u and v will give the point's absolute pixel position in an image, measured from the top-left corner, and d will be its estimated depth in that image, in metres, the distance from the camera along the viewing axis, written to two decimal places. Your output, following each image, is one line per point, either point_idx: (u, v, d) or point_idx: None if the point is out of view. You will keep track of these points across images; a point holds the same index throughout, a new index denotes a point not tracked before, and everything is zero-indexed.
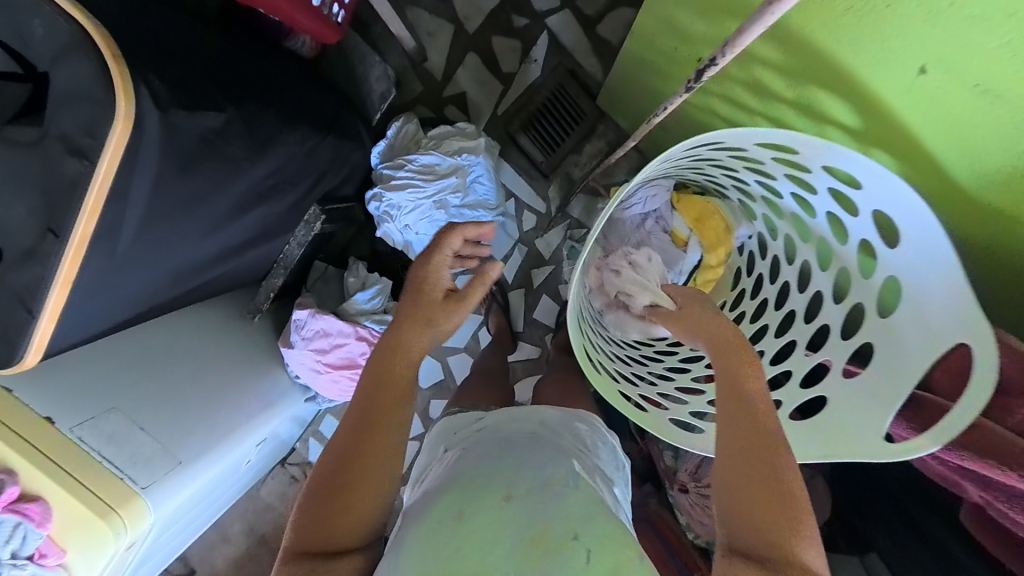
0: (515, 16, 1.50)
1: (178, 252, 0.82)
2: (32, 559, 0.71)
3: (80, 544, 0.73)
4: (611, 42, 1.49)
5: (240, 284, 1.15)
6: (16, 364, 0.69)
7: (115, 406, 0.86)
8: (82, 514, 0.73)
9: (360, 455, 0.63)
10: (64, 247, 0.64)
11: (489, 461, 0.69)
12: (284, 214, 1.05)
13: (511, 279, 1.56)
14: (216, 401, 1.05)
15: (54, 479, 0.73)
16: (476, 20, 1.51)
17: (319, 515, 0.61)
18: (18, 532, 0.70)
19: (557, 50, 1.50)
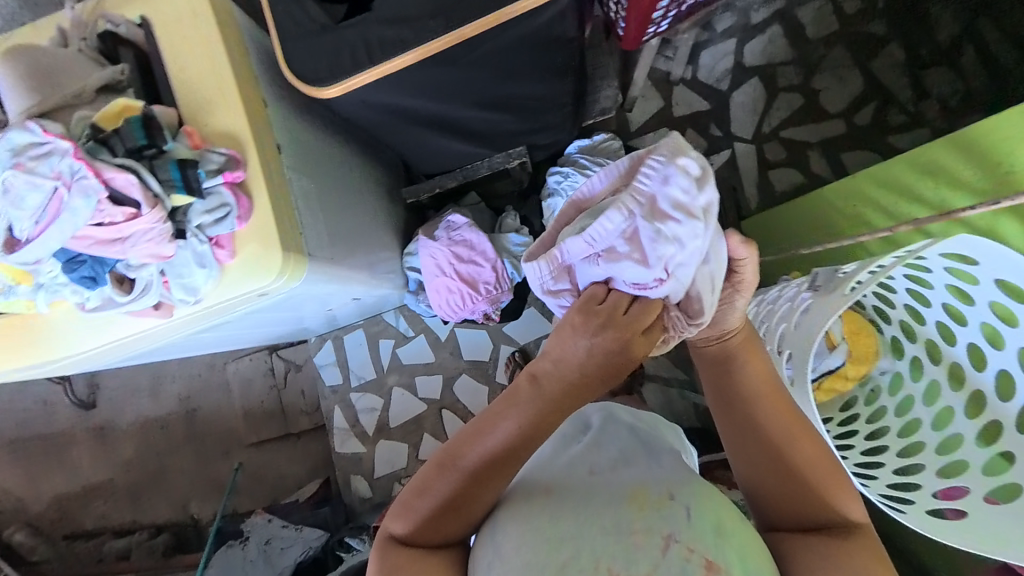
0: (714, 125, 1.69)
1: (455, 96, 0.93)
2: (208, 243, 0.70)
3: (252, 258, 0.73)
4: (776, 187, 1.65)
5: (423, 166, 1.23)
6: (320, 87, 0.79)
7: (313, 175, 0.90)
8: (270, 234, 0.74)
9: (471, 467, 0.61)
10: (440, 33, 0.76)
11: (572, 449, 0.74)
12: (507, 134, 1.18)
13: None
14: (358, 225, 1.09)
15: (270, 193, 0.74)
16: (684, 109, 1.70)
17: (430, 507, 0.62)
18: (221, 213, 0.70)
19: (732, 167, 1.68)
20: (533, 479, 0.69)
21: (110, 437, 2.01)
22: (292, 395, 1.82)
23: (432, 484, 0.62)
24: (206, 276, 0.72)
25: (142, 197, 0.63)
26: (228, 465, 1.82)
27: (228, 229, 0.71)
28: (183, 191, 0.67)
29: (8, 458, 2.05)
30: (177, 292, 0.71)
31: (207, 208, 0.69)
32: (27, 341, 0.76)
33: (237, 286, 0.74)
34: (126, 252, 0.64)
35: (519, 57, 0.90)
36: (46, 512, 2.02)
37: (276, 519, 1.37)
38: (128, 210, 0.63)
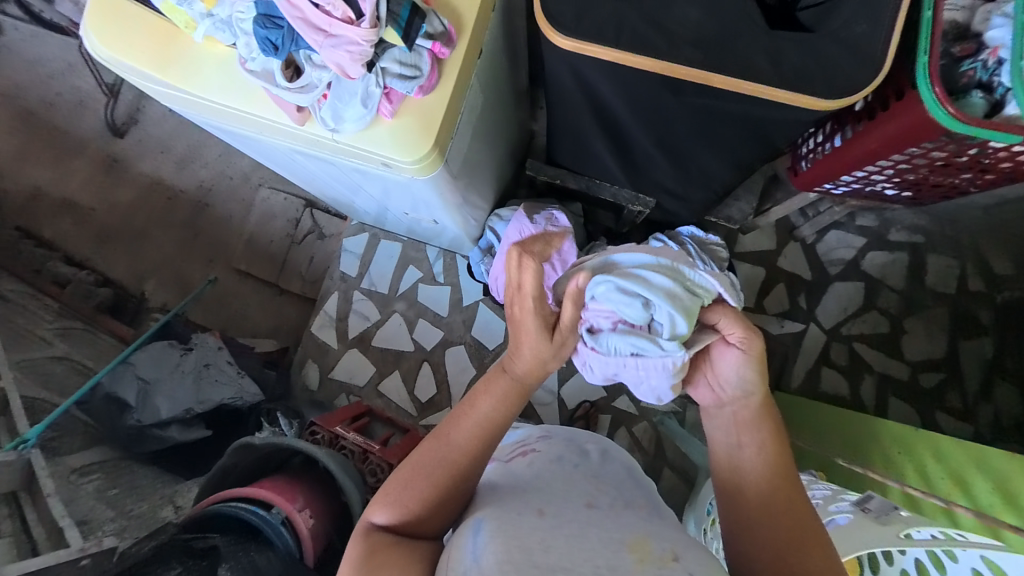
0: (802, 295, 1.33)
1: (659, 132, 0.77)
2: (380, 89, 0.57)
3: (404, 134, 0.60)
4: (834, 391, 1.30)
5: (552, 151, 1.02)
6: (551, 27, 0.63)
7: (478, 97, 0.76)
8: (434, 124, 0.60)
9: (457, 446, 0.59)
10: (693, 63, 0.60)
11: (571, 473, 0.66)
12: (652, 181, 0.94)
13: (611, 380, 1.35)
14: (485, 166, 1.00)
15: (452, 92, 0.61)
16: (789, 261, 1.34)
17: (408, 498, 0.57)
18: (409, 74, 0.57)
19: (812, 339, 1.32)
20: (522, 493, 0.60)
21: (116, 173, 1.94)
22: (300, 255, 1.76)
23: (416, 469, 0.58)
24: (358, 117, 0.58)
25: (369, 12, 0.51)
26: (204, 274, 1.77)
27: (404, 91, 0.58)
28: (400, 32, 0.54)
29: (15, 126, 1.98)
30: (324, 110, 0.58)
31: (402, 59, 0.56)
32: (162, 46, 0.60)
33: (374, 145, 0.61)
34: (321, 48, 0.52)
35: (730, 134, 0.72)
36: (17, 195, 1.95)
37: (225, 352, 1.30)
38: (348, 14, 0.51)
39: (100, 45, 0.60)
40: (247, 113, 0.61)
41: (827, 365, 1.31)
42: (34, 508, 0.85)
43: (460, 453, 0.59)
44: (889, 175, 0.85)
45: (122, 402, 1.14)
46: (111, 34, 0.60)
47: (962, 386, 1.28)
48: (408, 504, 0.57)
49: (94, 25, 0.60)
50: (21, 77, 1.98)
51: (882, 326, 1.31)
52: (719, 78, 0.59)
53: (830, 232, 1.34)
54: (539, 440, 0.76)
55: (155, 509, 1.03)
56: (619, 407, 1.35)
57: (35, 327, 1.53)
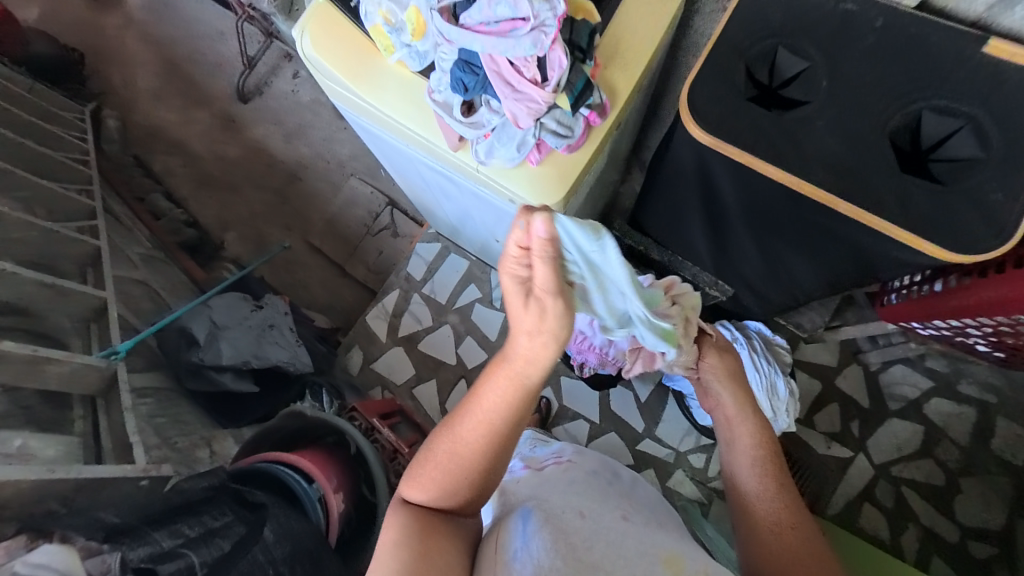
0: (854, 421, 1.30)
1: (764, 235, 0.80)
2: (535, 140, 0.63)
3: (541, 181, 0.66)
4: (870, 530, 1.24)
5: (645, 220, 1.07)
6: (693, 122, 0.68)
7: (602, 161, 0.82)
8: (569, 180, 0.65)
9: (464, 434, 0.57)
10: (821, 186, 0.63)
11: (606, 489, 0.71)
12: (738, 273, 0.97)
13: (641, 449, 1.34)
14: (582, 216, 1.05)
15: (591, 156, 0.66)
16: (847, 382, 1.32)
17: (431, 481, 0.59)
18: (563, 133, 0.62)
19: (856, 468, 1.28)
20: (562, 496, 0.65)
21: (231, 131, 2.14)
22: (370, 246, 1.86)
23: (433, 459, 0.59)
24: (508, 158, 0.64)
25: (555, 80, 0.56)
26: (283, 240, 1.90)
27: (554, 145, 0.63)
28: (571, 99, 0.59)
29: (160, 71, 2.23)
30: (481, 144, 0.64)
31: (561, 120, 0.62)
32: (360, 56, 0.69)
33: (511, 182, 0.67)
34: (505, 99, 0.57)
35: (835, 255, 0.74)
36: (144, 129, 2.17)
37: (289, 317, 1.39)
38: (536, 77, 0.56)
39: (317, 47, 0.69)
40: (416, 132, 0.69)
41: (869, 501, 1.26)
42: (106, 415, 0.92)
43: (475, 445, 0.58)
44: (986, 333, 0.83)
45: (192, 339, 1.24)
46: (329, 40, 0.69)
47: (1011, 565, 1.19)
48: (436, 491, 0.59)
49: (309, 25, 0.70)
50: (178, 32, 2.24)
51: (936, 478, 1.26)
52: (845, 205, 0.62)
53: (896, 365, 1.31)
54: (575, 455, 0.82)
55: (194, 447, 1.10)
56: (643, 479, 1.33)
57: (128, 249, 1.68)
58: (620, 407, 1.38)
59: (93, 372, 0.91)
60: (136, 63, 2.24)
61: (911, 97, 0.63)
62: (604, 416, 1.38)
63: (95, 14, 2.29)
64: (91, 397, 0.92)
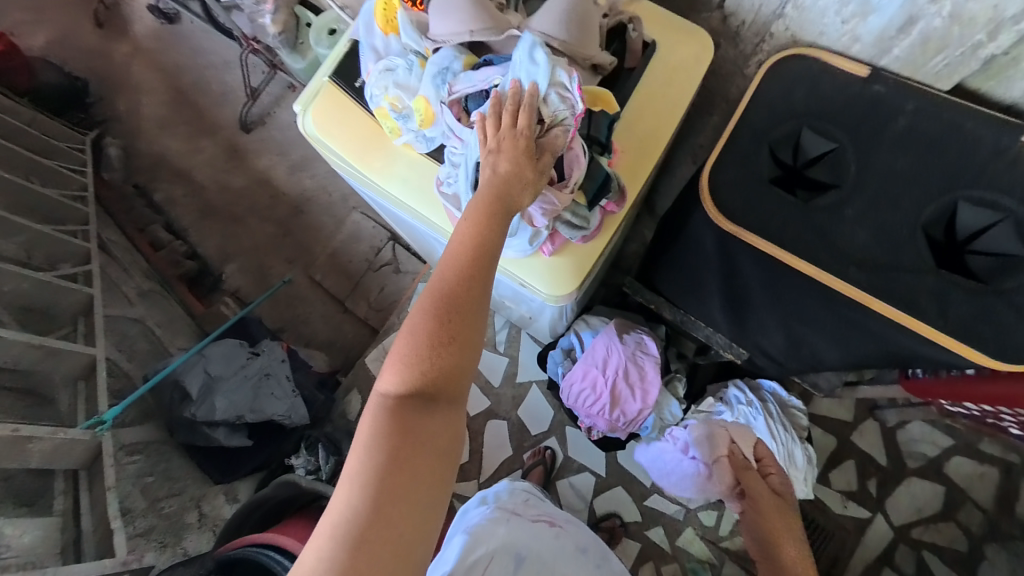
0: (872, 480, 1.24)
1: None
2: (548, 231, 0.58)
3: (555, 270, 0.61)
4: None
5: (656, 279, 1.03)
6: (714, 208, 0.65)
7: None
8: (584, 268, 0.61)
9: (454, 294, 0.47)
10: (851, 283, 0.60)
11: (588, 567, 0.78)
12: (755, 342, 0.92)
13: (649, 506, 1.29)
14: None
15: (607, 242, 0.62)
16: (864, 439, 1.27)
17: (410, 363, 0.46)
18: (579, 225, 0.58)
19: (876, 532, 1.22)
20: (547, 560, 0.74)
21: (234, 161, 2.12)
22: (372, 282, 1.82)
23: (413, 336, 0.47)
24: (520, 248, 0.59)
25: (575, 177, 0.52)
26: (283, 274, 1.86)
27: (569, 236, 0.59)
28: (590, 195, 0.56)
29: (165, 99, 2.22)
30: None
31: (578, 210, 0.57)
32: (364, 135, 0.65)
33: (522, 269, 0.62)
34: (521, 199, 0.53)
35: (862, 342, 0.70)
36: (147, 157, 2.16)
37: (286, 364, 1.32)
38: (552, 176, 0.52)
39: (320, 128, 0.66)
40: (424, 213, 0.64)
41: (889, 567, 1.20)
42: (89, 491, 0.88)
43: (452, 304, 0.47)
44: (1019, 420, 0.78)
45: (185, 392, 1.20)
46: (331, 118, 0.65)
47: None
48: (420, 374, 0.46)
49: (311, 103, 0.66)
50: (184, 61, 2.23)
51: (959, 543, 1.20)
52: (879, 304, 0.58)
53: (915, 422, 1.26)
54: (565, 519, 0.86)
55: (182, 511, 1.07)
56: (651, 538, 1.27)
57: (125, 286, 1.65)
58: (628, 461, 1.32)
59: (79, 446, 0.86)
60: (142, 91, 2.23)
61: (945, 191, 0.60)
62: (611, 469, 1.33)
63: (102, 42, 2.28)
64: (74, 471, 0.88)
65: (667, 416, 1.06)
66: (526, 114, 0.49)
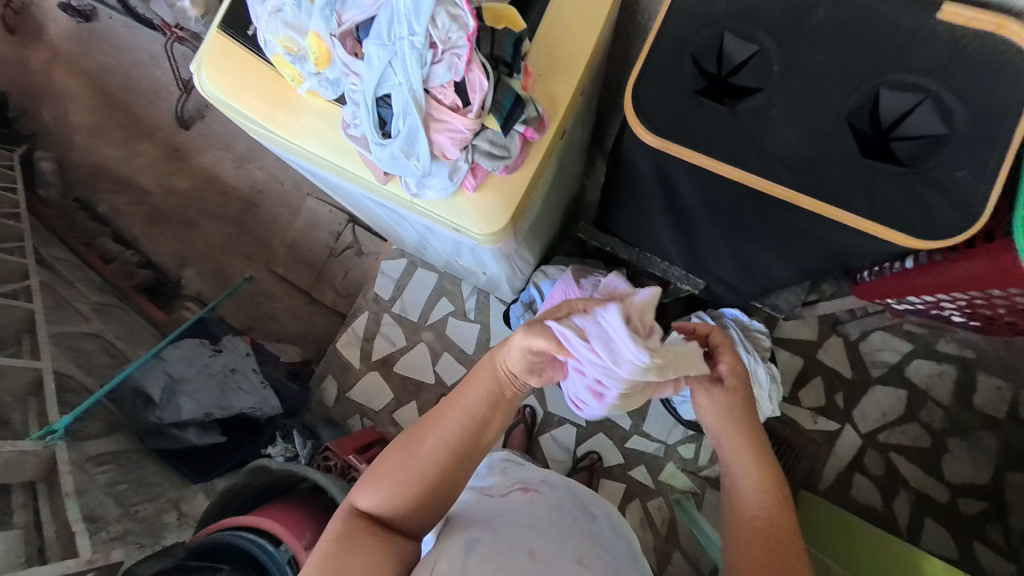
0: (839, 393, 1.29)
1: (725, 230, 0.76)
2: (468, 165, 0.56)
3: (483, 207, 0.59)
4: (864, 500, 1.24)
5: (607, 220, 1.02)
6: (639, 125, 0.63)
7: (550, 169, 0.76)
8: (512, 201, 0.59)
9: (432, 444, 0.62)
10: (783, 183, 0.59)
11: (569, 526, 0.72)
12: (707, 267, 0.93)
13: (630, 448, 1.32)
14: (541, 223, 0.98)
15: (534, 172, 0.60)
16: (829, 356, 1.31)
17: (385, 483, 0.62)
18: (499, 154, 0.56)
19: (846, 441, 1.27)
20: (515, 526, 0.65)
21: (177, 161, 2.02)
22: (336, 268, 1.78)
23: (394, 465, 0.62)
24: (443, 188, 0.57)
25: (479, 100, 0.50)
26: (243, 271, 1.81)
27: (490, 168, 0.57)
28: (500, 119, 0.53)
29: (94, 104, 2.09)
30: (409, 177, 0.56)
31: (495, 140, 0.55)
32: (269, 95, 0.63)
33: (450, 212, 0.60)
34: (429, 128, 0.50)
35: (800, 246, 0.71)
36: (83, 168, 2.05)
37: (252, 358, 1.29)
38: (456, 101, 0.50)
39: (223, 91, 0.63)
40: (345, 167, 0.63)
41: (860, 472, 1.26)
42: (49, 502, 0.87)
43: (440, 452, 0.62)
44: (961, 307, 0.79)
45: (148, 396, 1.17)
46: (232, 79, 0.63)
47: (1004, 521, 1.20)
48: (385, 495, 0.61)
49: (210, 67, 0.63)
50: (107, 60, 2.10)
51: (923, 441, 1.26)
52: (806, 201, 0.58)
53: (876, 333, 1.30)
54: (541, 485, 0.80)
55: (159, 513, 1.05)
56: (635, 478, 1.31)
57: (76, 301, 1.59)
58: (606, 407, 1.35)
59: (31, 458, 0.86)
60: (67, 98, 2.10)
61: (862, 79, 0.59)
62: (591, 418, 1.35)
63: (13, 49, 2.13)
64: (31, 482, 0.87)
65: None
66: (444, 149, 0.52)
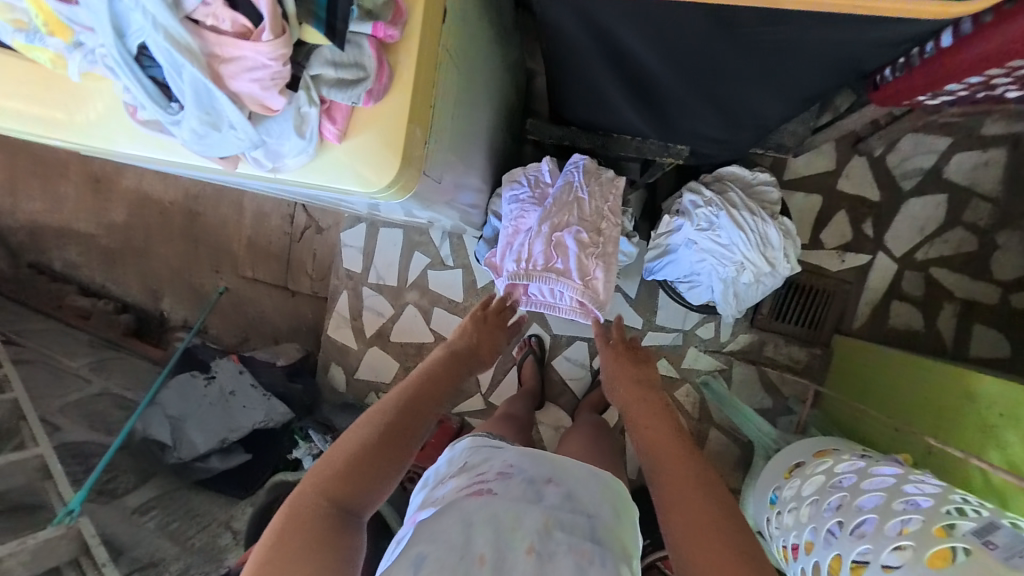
0: (870, 222, 1.17)
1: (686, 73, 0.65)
2: (318, 108, 0.52)
3: (366, 153, 0.55)
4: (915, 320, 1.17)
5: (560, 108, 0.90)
6: None
7: (454, 72, 0.64)
8: (396, 129, 0.54)
9: (411, 414, 0.61)
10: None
11: (521, 506, 0.59)
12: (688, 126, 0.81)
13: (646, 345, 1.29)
14: (482, 148, 0.87)
15: (415, 84, 0.54)
16: (853, 184, 1.17)
17: (347, 456, 0.55)
18: (352, 78, 0.51)
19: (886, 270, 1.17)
20: (457, 536, 0.55)
21: (106, 193, 1.86)
22: (303, 252, 1.68)
23: (362, 429, 0.58)
24: (299, 148, 0.54)
25: (267, 13, 0.44)
26: (215, 284, 1.74)
27: (349, 100, 0.52)
28: (321, 29, 0.48)
29: None
30: (253, 149, 0.53)
31: (336, 61, 0.50)
32: (72, 107, 0.58)
33: (323, 174, 0.56)
34: (229, 79, 0.47)
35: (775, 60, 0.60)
36: (19, 230, 1.93)
37: (247, 373, 1.28)
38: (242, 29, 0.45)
39: (37, 127, 0.59)
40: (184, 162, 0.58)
41: (898, 298, 1.17)
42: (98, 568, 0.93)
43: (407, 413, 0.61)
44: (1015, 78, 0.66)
45: (160, 442, 1.19)
46: (33, 105, 0.58)
47: None
48: (335, 478, 0.54)
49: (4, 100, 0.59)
50: None
51: (968, 245, 1.14)
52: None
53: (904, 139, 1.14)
54: (497, 475, 0.64)
55: (212, 539, 1.07)
56: (661, 373, 1.28)
57: (70, 365, 1.57)
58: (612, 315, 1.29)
59: (61, 541, 0.91)
60: None
61: None
62: (605, 325, 1.31)
63: None
64: (74, 558, 0.93)
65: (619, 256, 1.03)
66: (258, 101, 0.49)
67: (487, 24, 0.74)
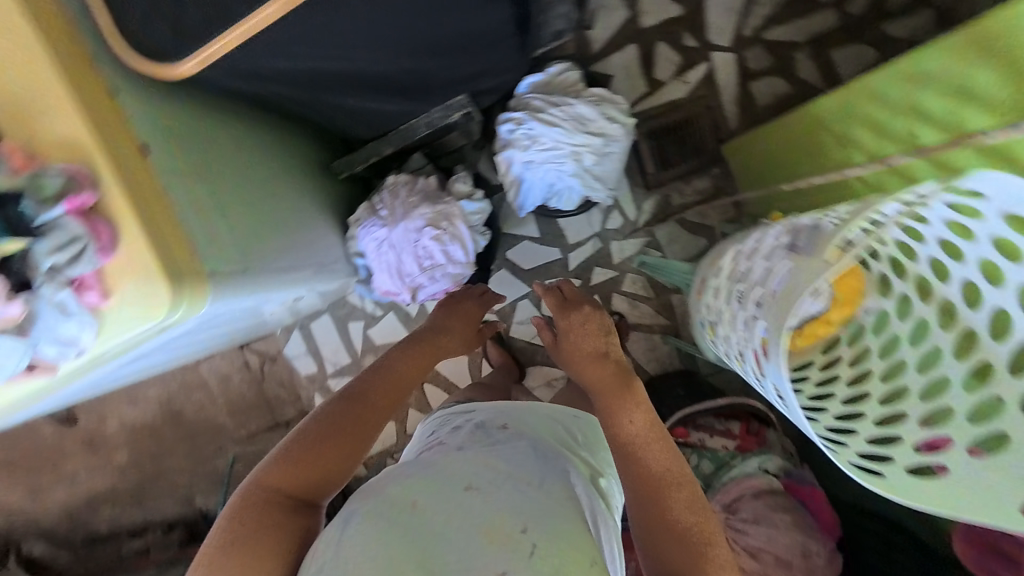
0: (687, 35, 1.34)
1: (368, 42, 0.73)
2: (67, 289, 0.60)
3: (134, 292, 0.62)
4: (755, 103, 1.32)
5: (356, 129, 1.08)
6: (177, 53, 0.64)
7: (196, 175, 0.74)
8: (144, 261, 0.62)
9: (369, 401, 0.78)
10: None
11: (463, 459, 0.77)
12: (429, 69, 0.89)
13: (574, 265, 1.36)
14: (287, 216, 0.95)
15: (138, 219, 0.62)
16: (651, 18, 1.35)
17: (306, 440, 0.72)
18: (74, 251, 0.59)
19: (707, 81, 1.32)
20: (403, 488, 0.71)
21: (73, 461, 1.85)
22: (272, 384, 1.75)
23: (322, 418, 0.74)
24: (79, 327, 0.61)
25: None
26: (222, 461, 1.78)
27: (87, 266, 0.60)
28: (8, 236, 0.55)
29: None
30: (45, 352, 0.61)
31: (50, 249, 0.58)
32: None
33: (112, 333, 0.63)
34: None
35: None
36: None
37: None
38: None
39: None
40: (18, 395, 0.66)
41: None
42: None
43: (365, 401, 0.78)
44: None
45: None
46: None
47: None
48: (296, 464, 0.70)
49: None
50: None
51: None
52: None
53: None
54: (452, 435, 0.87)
55: None
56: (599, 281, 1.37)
57: None
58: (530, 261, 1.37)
59: None
60: None
61: None
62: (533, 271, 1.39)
63: None
64: None
65: (471, 216, 1.11)
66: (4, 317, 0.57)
67: (208, 119, 0.83)
